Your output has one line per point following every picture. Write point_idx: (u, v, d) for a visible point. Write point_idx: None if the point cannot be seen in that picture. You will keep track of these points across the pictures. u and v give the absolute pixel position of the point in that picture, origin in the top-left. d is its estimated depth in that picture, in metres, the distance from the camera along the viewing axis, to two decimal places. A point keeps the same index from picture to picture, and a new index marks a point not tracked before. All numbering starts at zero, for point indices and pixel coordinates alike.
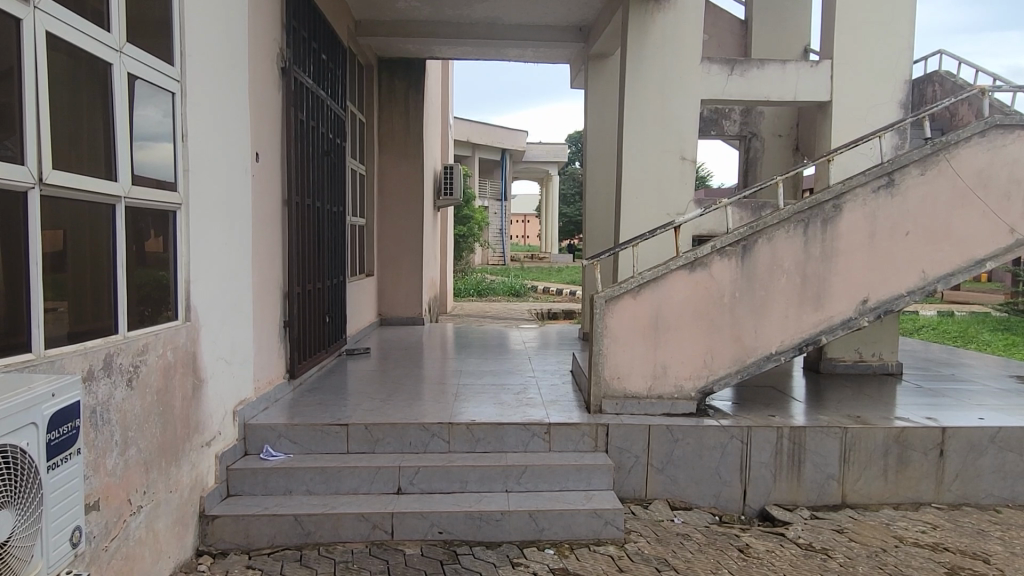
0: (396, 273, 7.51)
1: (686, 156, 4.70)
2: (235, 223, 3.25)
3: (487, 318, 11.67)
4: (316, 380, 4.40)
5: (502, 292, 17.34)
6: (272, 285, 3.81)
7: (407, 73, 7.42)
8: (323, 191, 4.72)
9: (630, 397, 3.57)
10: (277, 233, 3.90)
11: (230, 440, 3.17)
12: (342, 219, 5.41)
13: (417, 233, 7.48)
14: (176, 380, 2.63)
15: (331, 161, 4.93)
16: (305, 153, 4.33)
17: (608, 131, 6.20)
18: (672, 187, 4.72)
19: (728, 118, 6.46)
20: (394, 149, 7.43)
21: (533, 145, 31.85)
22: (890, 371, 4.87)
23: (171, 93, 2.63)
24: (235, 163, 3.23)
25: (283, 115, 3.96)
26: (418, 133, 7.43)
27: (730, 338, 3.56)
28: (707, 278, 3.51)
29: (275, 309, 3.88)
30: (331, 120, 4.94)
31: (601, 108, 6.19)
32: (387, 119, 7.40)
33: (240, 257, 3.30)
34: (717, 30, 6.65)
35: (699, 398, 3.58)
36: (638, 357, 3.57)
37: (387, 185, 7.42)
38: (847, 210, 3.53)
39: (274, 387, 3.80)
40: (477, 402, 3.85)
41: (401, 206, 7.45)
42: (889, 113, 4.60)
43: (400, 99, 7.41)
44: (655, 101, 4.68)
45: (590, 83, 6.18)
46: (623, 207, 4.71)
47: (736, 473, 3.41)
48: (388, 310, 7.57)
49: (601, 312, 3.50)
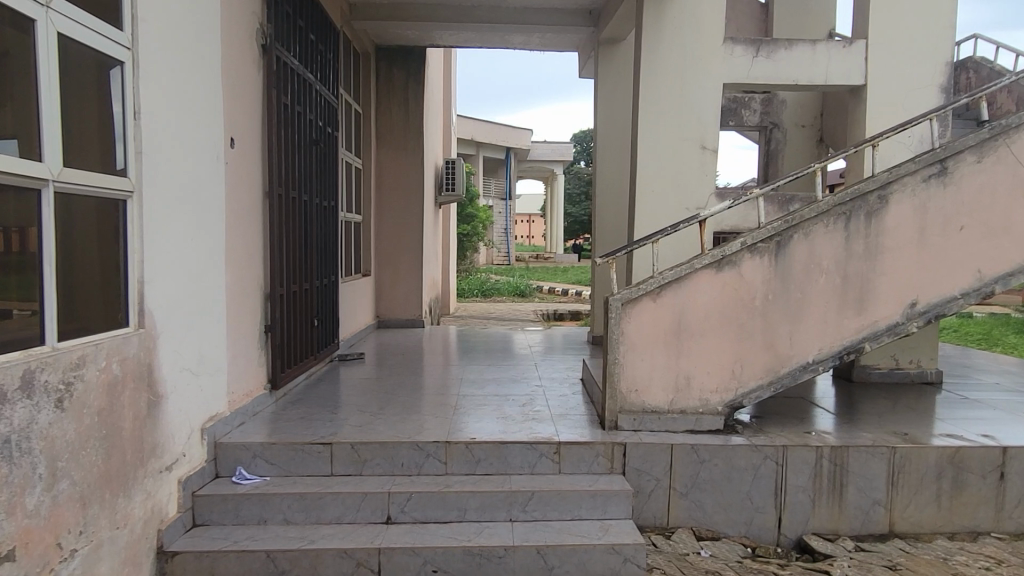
0: (394, 272, 7.14)
1: (707, 145, 4.30)
2: (204, 216, 2.87)
3: (490, 319, 11.30)
4: (303, 390, 4.03)
5: (507, 292, 16.99)
6: (250, 286, 3.44)
7: (407, 63, 7.04)
8: (312, 184, 4.35)
9: (650, 411, 3.19)
10: (256, 229, 3.52)
11: (197, 461, 2.80)
12: (334, 214, 5.04)
13: (416, 231, 7.10)
14: (125, 398, 2.26)
15: (321, 151, 4.55)
16: (291, 142, 3.95)
17: (619, 122, 5.82)
18: (691, 179, 4.31)
19: (747, 107, 6.05)
20: (392, 143, 7.06)
21: (538, 144, 31.50)
22: (929, 380, 4.46)
23: (118, 62, 2.26)
24: (204, 149, 2.87)
25: (264, 97, 3.59)
26: (418, 126, 7.05)
27: (762, 345, 3.17)
28: (736, 278, 3.14)
29: (255, 312, 3.51)
30: (321, 107, 4.57)
31: (612, 97, 5.80)
32: (386, 111, 7.03)
33: (210, 253, 2.94)
34: (736, 14, 6.26)
35: (727, 413, 3.20)
36: (658, 366, 3.18)
37: (386, 181, 7.06)
38: (894, 202, 3.13)
39: (253, 400, 3.43)
40: (479, 415, 3.47)
41: (400, 202, 7.08)
42: (930, 97, 4.20)
43: (399, 90, 7.03)
44: (673, 85, 4.28)
45: (599, 72, 5.79)
46: (639, 200, 4.31)
47: (769, 499, 3.02)
48: (387, 312, 7.18)
49: (616, 317, 3.12)
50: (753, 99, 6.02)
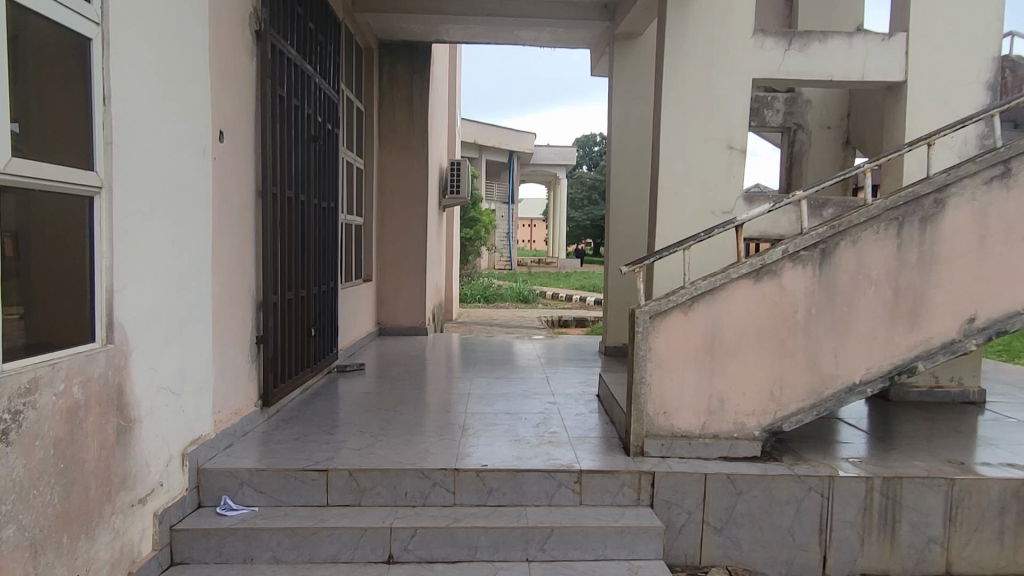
0: (397, 276, 6.85)
1: (734, 144, 4.00)
2: (186, 215, 2.58)
3: (494, 326, 10.99)
4: (298, 406, 3.73)
5: (511, 297, 16.70)
6: (240, 294, 3.14)
7: (411, 60, 6.77)
8: (310, 183, 4.06)
9: (679, 436, 2.89)
10: (248, 231, 3.23)
11: (177, 491, 2.50)
12: (334, 216, 4.74)
13: (420, 234, 6.82)
14: (90, 425, 1.96)
15: (320, 148, 4.26)
16: (288, 138, 3.66)
17: (634, 123, 5.55)
18: (718, 181, 4.02)
19: (769, 107, 5.69)
20: (396, 142, 6.78)
21: (541, 148, 31.24)
22: (971, 399, 4.16)
23: (85, 38, 1.97)
24: (185, 140, 2.57)
25: (258, 88, 3.30)
26: (423, 125, 6.77)
27: (804, 363, 2.87)
28: (776, 289, 2.84)
29: (245, 322, 3.21)
30: (321, 102, 4.29)
31: (627, 95, 5.52)
32: (389, 110, 6.75)
33: (193, 258, 2.64)
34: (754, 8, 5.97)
35: (765, 438, 2.90)
36: (689, 386, 2.88)
37: (388, 182, 6.77)
38: (952, 207, 2.83)
39: (242, 419, 3.13)
40: (490, 437, 3.17)
41: (403, 203, 6.79)
42: (975, 95, 3.90)
43: (403, 88, 6.76)
44: (699, 80, 3.99)
45: (614, 70, 5.51)
46: (661, 203, 4.02)
47: (813, 534, 2.72)
48: (389, 319, 6.88)
49: (644, 331, 2.82)
50: (775, 98, 5.68)
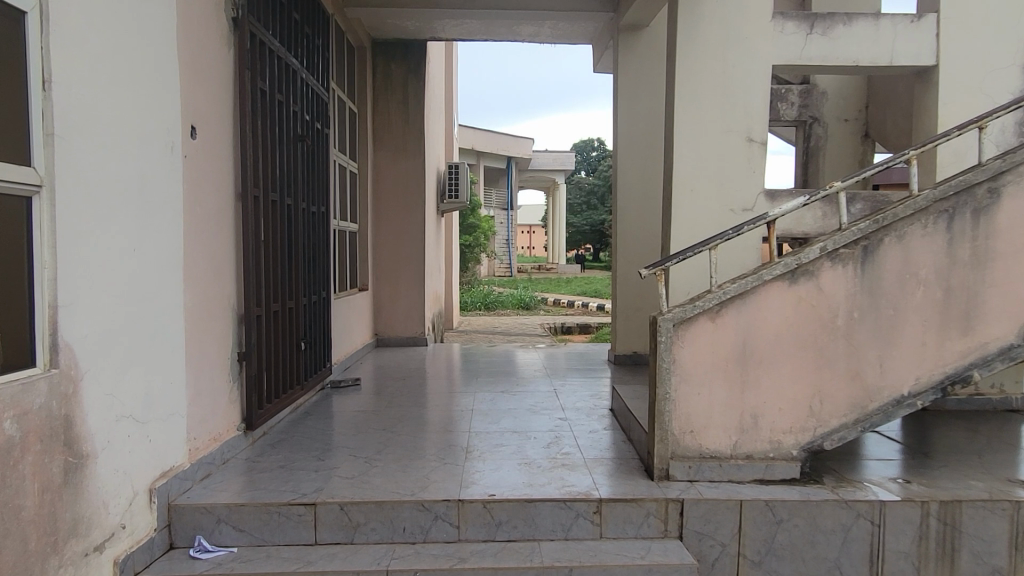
0: (395, 285, 6.55)
1: (754, 137, 3.71)
2: (149, 221, 2.28)
3: (495, 334, 10.69)
4: (287, 428, 3.43)
5: (512, 304, 16.42)
6: (217, 307, 2.85)
7: (406, 59, 6.49)
8: (298, 186, 3.77)
9: (708, 458, 2.59)
10: (226, 238, 2.94)
11: (143, 533, 2.20)
12: (325, 222, 4.45)
13: (418, 239, 6.53)
14: (27, 467, 1.66)
15: (309, 149, 3.98)
16: (273, 136, 3.38)
17: (641, 119, 5.27)
18: (737, 176, 3.73)
19: (783, 100, 5.30)
20: (391, 145, 6.50)
21: (539, 154, 31.01)
22: (1014, 407, 3.85)
23: (19, 11, 1.69)
24: (147, 135, 2.28)
25: (236, 81, 3.02)
26: (419, 126, 6.49)
27: (846, 374, 2.57)
28: (814, 292, 2.55)
29: (225, 337, 2.91)
30: (308, 99, 4.00)
31: (634, 89, 5.25)
32: (384, 111, 6.47)
33: (160, 268, 2.35)
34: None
35: (804, 459, 2.60)
36: (719, 402, 2.58)
37: (384, 186, 6.49)
38: (1008, 197, 2.54)
39: (222, 445, 2.83)
40: (497, 460, 2.86)
41: (399, 208, 6.51)
42: (1013, 80, 3.61)
43: (398, 89, 6.48)
44: (714, 68, 3.70)
45: (619, 63, 5.24)
46: (676, 201, 3.73)
47: (863, 567, 2.42)
48: (386, 330, 6.58)
49: (667, 342, 2.54)
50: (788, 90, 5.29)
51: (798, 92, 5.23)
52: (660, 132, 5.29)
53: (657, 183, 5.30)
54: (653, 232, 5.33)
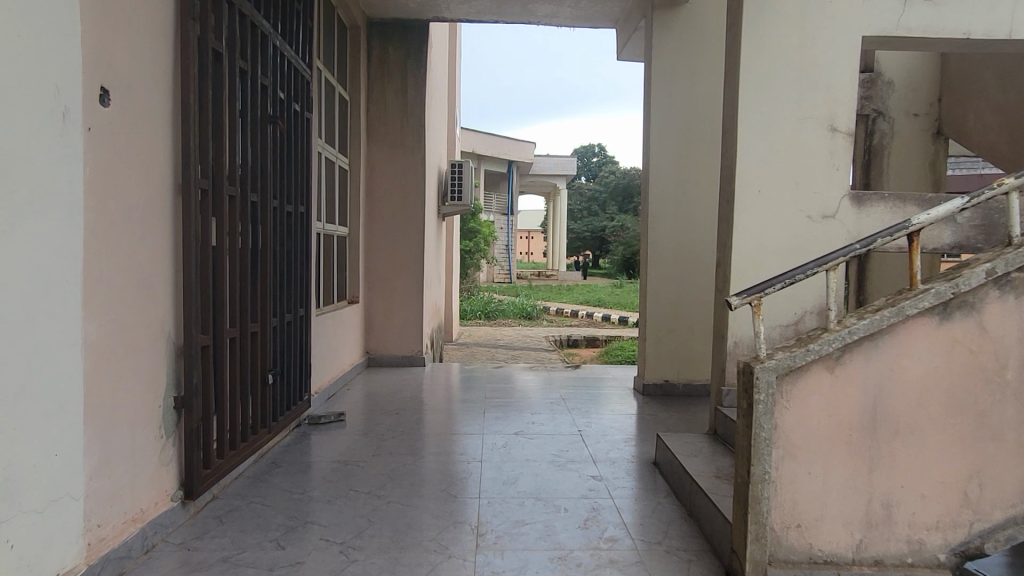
0: (389, 297, 5.80)
1: (837, 126, 2.98)
2: (16, 223, 1.54)
3: (498, 347, 9.98)
4: (245, 487, 2.68)
5: (513, 313, 15.73)
6: (141, 338, 2.10)
7: (405, 42, 5.74)
8: (268, 179, 3.02)
9: (822, 563, 1.84)
10: (158, 245, 2.19)
11: None
12: (306, 224, 3.70)
13: (416, 245, 5.79)
14: None
15: (283, 135, 3.23)
16: (232, 116, 2.63)
17: (677, 111, 4.55)
18: (816, 176, 2.99)
19: None
20: (387, 138, 5.75)
21: (541, 158, 30.37)
22: None
23: None
24: (13, 96, 1.52)
25: (178, 36, 2.28)
26: (419, 118, 5.74)
27: (1015, 449, 1.84)
28: (974, 333, 1.81)
29: (154, 378, 2.16)
30: (284, 75, 3.26)
31: (670, 76, 4.53)
32: (379, 101, 5.73)
33: (38, 291, 1.61)
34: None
35: (954, 566, 1.86)
36: (838, 486, 1.84)
37: (378, 186, 5.75)
38: None
39: (144, 528, 2.08)
40: (519, 550, 2.11)
41: (394, 209, 5.78)
42: None
43: (395, 75, 5.74)
44: (790, 38, 2.97)
45: (653, 45, 4.51)
46: (740, 204, 2.99)
47: None
48: (379, 348, 5.82)
49: (767, 401, 1.79)
50: None
51: (871, 79, 4.54)
52: (700, 126, 4.56)
53: (696, 185, 4.57)
54: (690, 240, 4.59)
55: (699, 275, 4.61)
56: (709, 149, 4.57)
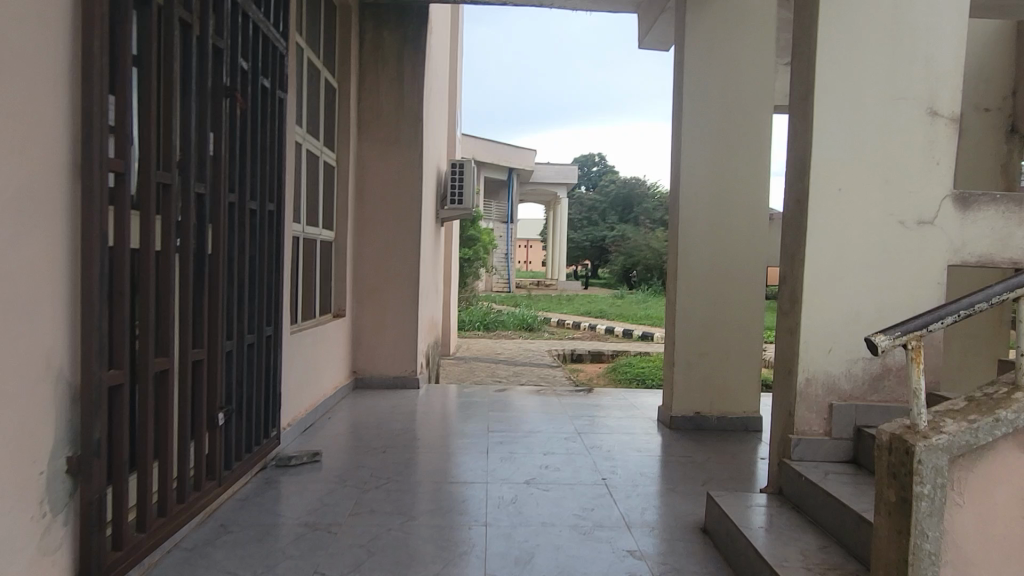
0: (380, 310, 5.18)
1: (937, 109, 2.38)
2: None
3: (498, 361, 9.38)
4: (178, 565, 2.05)
5: (513, 325, 15.15)
6: (10, 380, 1.48)
7: (401, 25, 5.15)
8: (222, 167, 2.41)
9: None
10: (46, 249, 1.58)
11: None
12: (279, 224, 3.09)
13: (411, 252, 5.18)
14: None
15: (246, 114, 2.62)
16: (167, 82, 2.02)
17: (712, 103, 3.96)
18: (910, 170, 2.39)
19: None
20: (379, 133, 5.14)
21: (542, 166, 29.86)
22: None
23: None
24: None
25: None
26: (416, 110, 5.15)
27: None
28: None
29: (31, 436, 1.54)
30: (248, 41, 2.65)
31: (706, 60, 3.94)
32: (372, 90, 5.12)
33: None
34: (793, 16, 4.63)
35: None
36: None
37: (369, 185, 5.14)
38: None
39: None
40: None
41: (386, 211, 5.16)
42: None
43: (390, 61, 5.14)
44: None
45: (686, 25, 3.93)
46: (816, 205, 2.38)
47: None
48: (367, 367, 5.18)
49: None
50: None
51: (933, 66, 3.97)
52: (738, 120, 3.96)
53: (734, 188, 3.97)
54: (726, 251, 3.98)
55: (737, 291, 3.99)
56: (748, 146, 3.97)
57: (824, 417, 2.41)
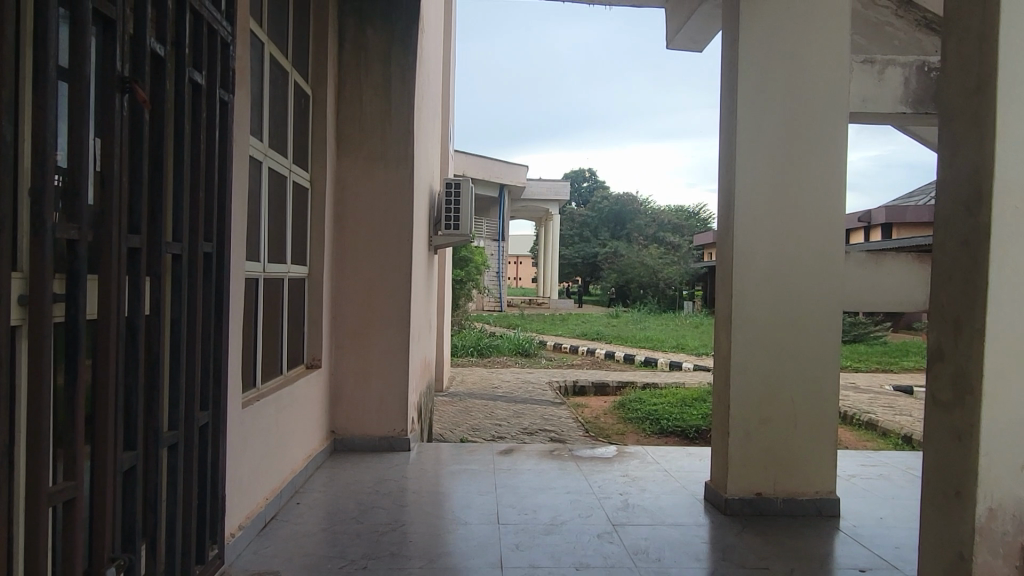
0: (363, 358, 4.36)
1: None
2: None
3: (496, 397, 8.57)
4: None
5: (508, 350, 14.37)
6: None
7: (388, 21, 4.39)
8: (113, 196, 1.61)
9: None
10: None
11: None
12: (220, 267, 2.28)
13: (400, 288, 4.39)
14: None
15: (158, 119, 1.82)
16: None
17: (773, 112, 3.20)
18: None
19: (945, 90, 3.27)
20: (362, 147, 4.35)
21: (534, 182, 29.25)
22: None
23: None
24: None
25: None
26: (406, 121, 4.39)
27: None
28: None
29: None
30: (163, 13, 1.85)
31: (765, 57, 3.19)
32: (354, 97, 4.32)
33: None
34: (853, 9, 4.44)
35: None
36: None
37: (350, 211, 4.35)
38: None
39: None
40: None
41: (371, 242, 4.37)
42: None
43: (376, 62, 4.36)
44: None
45: (740, 13, 3.17)
46: (1002, 252, 1.61)
47: None
48: (348, 426, 4.35)
49: None
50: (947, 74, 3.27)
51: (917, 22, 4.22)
52: (804, 132, 3.21)
53: (801, 216, 3.21)
54: (792, 294, 3.20)
55: (808, 342, 3.21)
56: (816, 165, 3.21)
57: (1015, 565, 1.62)
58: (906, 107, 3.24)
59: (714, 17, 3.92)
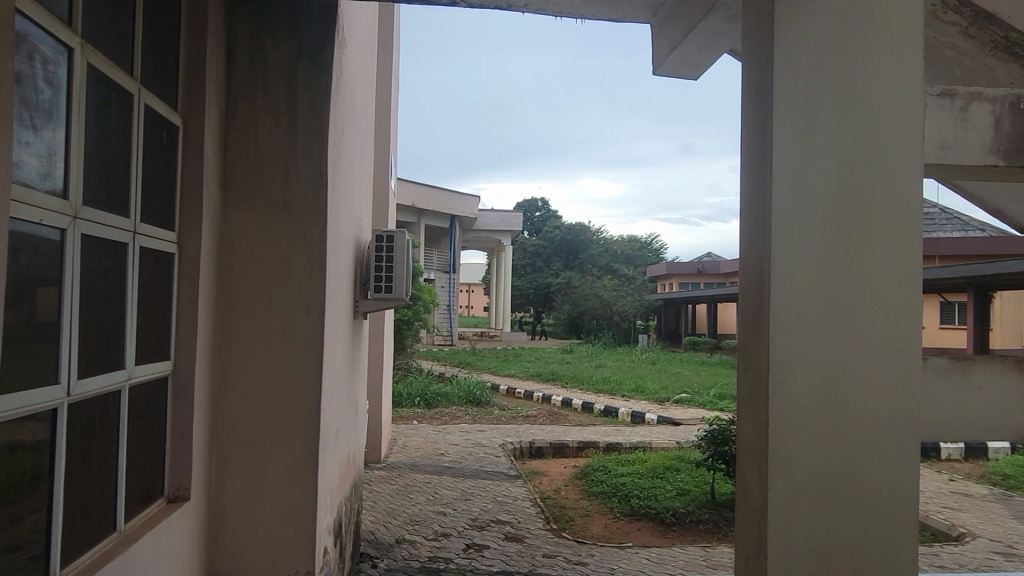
0: (254, 477, 3.23)
1: None
2: None
3: (441, 470, 7.44)
4: None
5: (458, 400, 13.22)
6: None
7: (296, 31, 3.36)
8: None
9: None
10: None
11: None
12: None
13: (307, 380, 3.31)
14: None
15: None
16: None
17: (821, 164, 2.26)
18: None
19: None
20: (257, 194, 3.27)
21: (487, 213, 28.34)
22: None
23: None
24: None
25: None
26: (316, 161, 3.36)
27: None
28: None
29: None
30: None
31: (810, 88, 2.26)
32: (247, 129, 3.26)
33: None
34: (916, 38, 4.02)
35: None
36: None
37: (239, 279, 3.26)
38: None
39: None
40: None
41: (268, 319, 3.29)
42: None
43: (278, 86, 3.31)
44: None
45: (777, 24, 2.24)
46: None
47: None
48: (231, 568, 3.20)
49: None
50: None
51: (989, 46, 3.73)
52: (861, 193, 2.28)
53: (860, 310, 2.27)
54: (850, 418, 2.25)
55: (874, 485, 2.26)
56: (880, 236, 2.29)
57: None
58: (996, 158, 2.38)
59: (719, 34, 2.98)
